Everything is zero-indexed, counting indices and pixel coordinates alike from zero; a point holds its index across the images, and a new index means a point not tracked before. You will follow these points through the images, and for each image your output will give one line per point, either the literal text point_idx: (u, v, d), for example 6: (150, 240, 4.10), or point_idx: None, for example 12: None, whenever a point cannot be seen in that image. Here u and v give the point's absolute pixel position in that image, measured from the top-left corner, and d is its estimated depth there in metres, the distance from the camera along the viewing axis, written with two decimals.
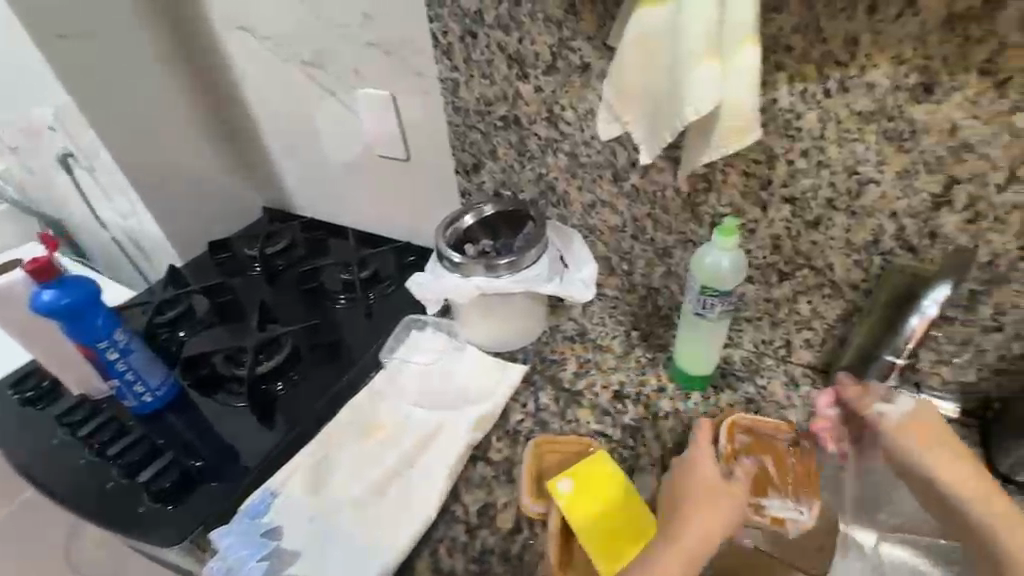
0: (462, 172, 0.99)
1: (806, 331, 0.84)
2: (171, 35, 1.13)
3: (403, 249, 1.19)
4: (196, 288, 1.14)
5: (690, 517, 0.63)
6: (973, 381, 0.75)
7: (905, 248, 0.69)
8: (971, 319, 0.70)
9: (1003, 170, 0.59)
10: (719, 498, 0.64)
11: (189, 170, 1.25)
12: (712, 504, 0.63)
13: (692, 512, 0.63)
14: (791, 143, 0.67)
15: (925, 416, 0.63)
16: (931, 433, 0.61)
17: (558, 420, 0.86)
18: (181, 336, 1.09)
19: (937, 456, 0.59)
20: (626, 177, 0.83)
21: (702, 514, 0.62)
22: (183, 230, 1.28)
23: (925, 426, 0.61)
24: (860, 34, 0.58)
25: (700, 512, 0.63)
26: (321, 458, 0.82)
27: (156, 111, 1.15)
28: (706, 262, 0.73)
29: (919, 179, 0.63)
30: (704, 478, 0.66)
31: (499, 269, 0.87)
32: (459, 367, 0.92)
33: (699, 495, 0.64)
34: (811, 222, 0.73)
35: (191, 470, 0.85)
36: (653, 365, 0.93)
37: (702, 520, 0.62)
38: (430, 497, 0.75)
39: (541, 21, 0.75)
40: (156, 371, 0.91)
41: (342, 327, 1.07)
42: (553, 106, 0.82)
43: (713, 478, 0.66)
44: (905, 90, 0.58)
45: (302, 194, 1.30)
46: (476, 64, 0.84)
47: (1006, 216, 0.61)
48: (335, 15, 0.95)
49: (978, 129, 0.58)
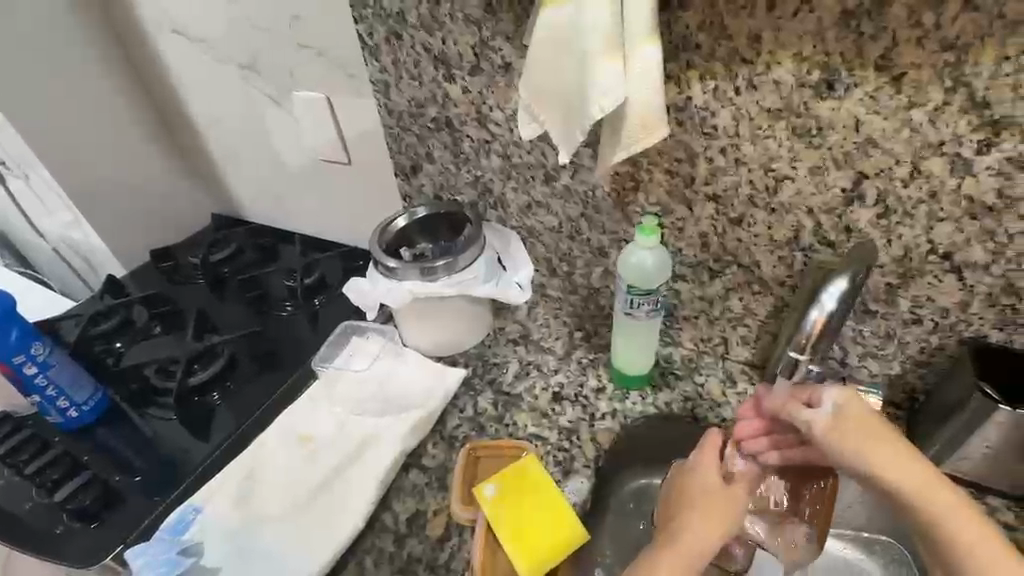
0: (400, 175, 0.97)
1: (742, 329, 0.82)
2: (105, 36, 1.11)
3: (349, 254, 1.15)
4: (135, 299, 1.11)
5: (696, 525, 0.59)
6: (900, 374, 0.74)
7: (824, 243, 0.69)
8: (892, 314, 0.70)
9: (906, 164, 0.59)
10: (721, 504, 0.61)
11: (130, 175, 1.21)
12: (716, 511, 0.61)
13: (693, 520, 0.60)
14: (709, 141, 0.67)
15: (858, 410, 0.55)
16: (861, 426, 0.55)
17: (495, 424, 0.85)
18: (118, 348, 1.06)
19: (872, 451, 0.53)
20: (557, 177, 0.82)
21: (705, 522, 0.59)
22: (124, 237, 1.25)
23: (855, 420, 0.55)
24: (762, 31, 0.58)
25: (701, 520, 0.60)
26: (249, 473, 0.82)
27: (89, 114, 1.13)
28: (630, 261, 0.75)
29: (830, 175, 0.63)
30: (706, 485, 0.63)
31: (436, 272, 0.85)
32: (398, 373, 0.90)
33: (699, 500, 0.61)
34: (735, 220, 0.72)
35: (113, 488, 0.85)
36: (593, 367, 0.91)
37: (703, 527, 0.59)
38: (355, 512, 0.74)
39: (461, 20, 0.74)
40: (80, 386, 0.91)
41: (283, 335, 1.04)
42: (481, 107, 0.81)
43: (714, 483, 0.63)
44: (810, 87, 0.59)
45: (248, 199, 1.27)
46: (404, 65, 0.83)
47: (913, 210, 0.62)
48: (264, 16, 0.93)
49: (879, 124, 0.58)
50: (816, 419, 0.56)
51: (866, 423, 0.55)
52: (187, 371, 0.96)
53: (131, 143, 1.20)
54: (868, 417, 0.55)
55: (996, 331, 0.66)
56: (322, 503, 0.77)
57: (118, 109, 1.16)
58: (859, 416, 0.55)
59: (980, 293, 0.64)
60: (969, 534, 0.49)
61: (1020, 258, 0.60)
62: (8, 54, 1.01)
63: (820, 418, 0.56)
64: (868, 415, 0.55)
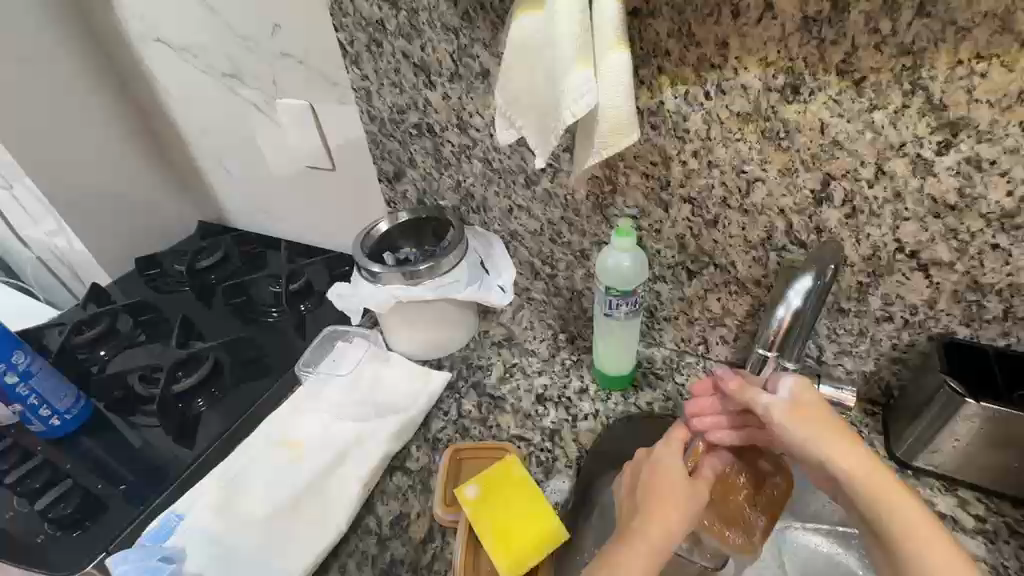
0: (384, 181, 0.98)
1: (721, 328, 0.83)
2: (89, 43, 1.11)
3: (335, 259, 1.16)
4: (120, 306, 1.12)
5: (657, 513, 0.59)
6: (874, 371, 0.76)
7: (796, 243, 0.70)
8: (863, 311, 0.71)
9: (871, 165, 0.61)
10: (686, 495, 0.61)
11: (114, 183, 1.21)
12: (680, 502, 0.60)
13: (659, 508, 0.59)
14: (682, 145, 0.69)
15: (809, 400, 0.58)
16: (815, 414, 0.57)
17: (478, 426, 0.85)
18: (101, 356, 1.06)
19: (826, 437, 0.56)
20: (537, 181, 0.83)
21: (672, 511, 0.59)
22: (109, 245, 1.24)
23: (809, 407, 0.57)
24: (728, 38, 0.60)
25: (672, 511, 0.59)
26: (232, 478, 0.82)
27: (74, 120, 1.12)
28: (608, 264, 0.77)
29: (799, 176, 0.65)
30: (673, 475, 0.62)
31: (420, 275, 0.85)
32: (382, 377, 0.91)
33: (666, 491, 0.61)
34: (710, 221, 0.74)
35: (97, 495, 0.85)
36: (576, 369, 0.92)
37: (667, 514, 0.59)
38: (339, 513, 0.75)
39: (439, 28, 0.75)
40: (62, 394, 0.91)
41: (269, 341, 1.04)
42: (461, 113, 0.82)
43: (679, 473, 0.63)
44: (776, 91, 0.61)
45: (234, 206, 1.27)
46: (385, 72, 0.84)
47: (879, 210, 0.63)
48: (246, 25, 0.94)
49: (843, 127, 0.60)
50: (775, 403, 0.58)
51: (819, 412, 0.57)
52: (172, 377, 0.96)
53: (116, 150, 1.20)
54: (820, 405, 0.58)
55: (964, 327, 0.67)
56: (307, 508, 0.76)
57: (103, 117, 1.16)
58: (813, 403, 0.58)
59: (946, 291, 0.65)
60: (918, 526, 0.51)
61: (983, 255, 0.62)
62: None
63: (776, 403, 0.58)
64: (820, 404, 0.58)
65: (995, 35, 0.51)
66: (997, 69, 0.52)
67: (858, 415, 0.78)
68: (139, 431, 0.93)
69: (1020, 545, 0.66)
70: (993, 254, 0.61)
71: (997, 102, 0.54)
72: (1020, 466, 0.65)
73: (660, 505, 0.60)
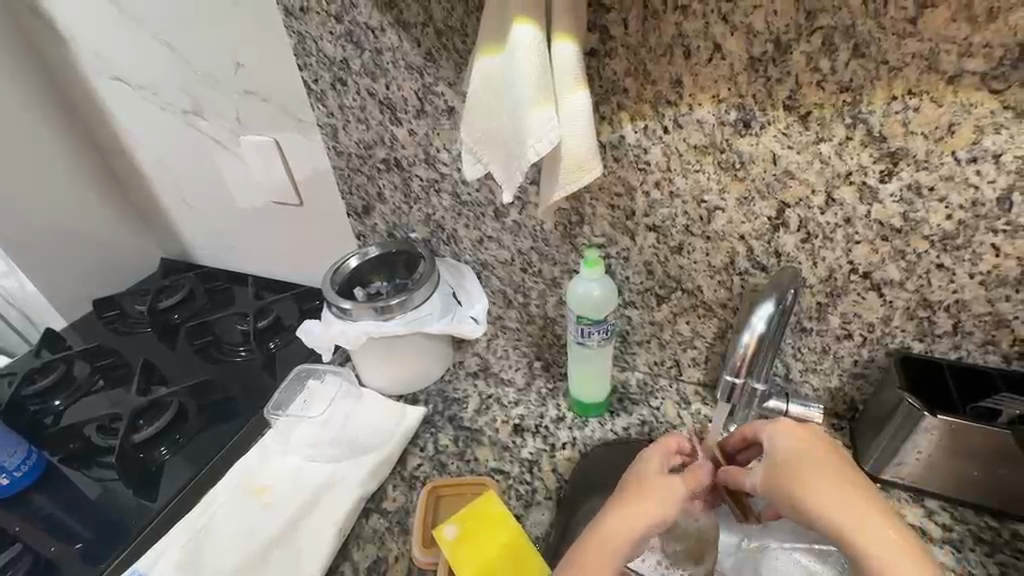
0: (354, 215, 0.98)
1: (691, 350, 0.85)
2: (43, 79, 1.09)
3: (305, 293, 1.14)
4: (76, 352, 1.07)
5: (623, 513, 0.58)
6: (839, 387, 0.78)
7: (757, 267, 0.72)
8: (825, 329, 0.74)
9: (821, 193, 0.64)
10: (660, 494, 0.59)
11: (69, 220, 1.17)
12: (652, 501, 0.58)
13: (627, 509, 0.58)
14: (645, 176, 0.71)
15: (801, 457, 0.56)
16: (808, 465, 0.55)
17: (456, 461, 0.84)
18: (56, 405, 1.01)
19: (820, 492, 0.53)
20: (506, 213, 0.84)
21: (642, 511, 0.58)
22: (64, 287, 1.19)
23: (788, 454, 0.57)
24: (682, 76, 0.63)
25: (643, 511, 0.58)
26: (198, 531, 0.78)
27: (27, 157, 1.10)
28: (577, 293, 0.78)
29: (756, 204, 0.68)
30: (653, 480, 0.61)
31: (391, 310, 0.84)
32: (356, 415, 0.89)
33: (634, 488, 0.60)
34: (675, 248, 0.76)
35: (49, 558, 0.80)
36: (553, 398, 0.92)
37: (629, 513, 0.58)
38: (314, 562, 0.72)
39: (403, 68, 0.76)
40: (10, 451, 0.87)
41: (236, 382, 1.01)
42: (428, 148, 0.83)
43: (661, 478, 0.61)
44: (729, 125, 0.64)
45: (199, 242, 1.24)
46: (350, 109, 0.85)
47: (832, 234, 0.66)
48: (208, 63, 0.94)
49: (794, 158, 0.63)
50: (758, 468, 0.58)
51: (812, 466, 0.55)
52: (131, 427, 0.92)
53: (71, 188, 1.17)
54: (813, 457, 0.56)
55: (918, 343, 0.70)
56: (273, 561, 0.73)
57: (55, 153, 1.13)
58: (798, 454, 0.56)
59: (899, 308, 0.68)
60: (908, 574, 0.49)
61: (930, 274, 0.65)
62: None
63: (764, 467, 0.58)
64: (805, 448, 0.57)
65: (924, 73, 0.55)
66: (928, 103, 0.56)
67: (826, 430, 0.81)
68: (98, 482, 0.89)
69: (984, 552, 0.68)
70: (939, 273, 0.64)
71: (931, 134, 0.57)
72: (979, 475, 0.68)
73: (628, 507, 0.59)
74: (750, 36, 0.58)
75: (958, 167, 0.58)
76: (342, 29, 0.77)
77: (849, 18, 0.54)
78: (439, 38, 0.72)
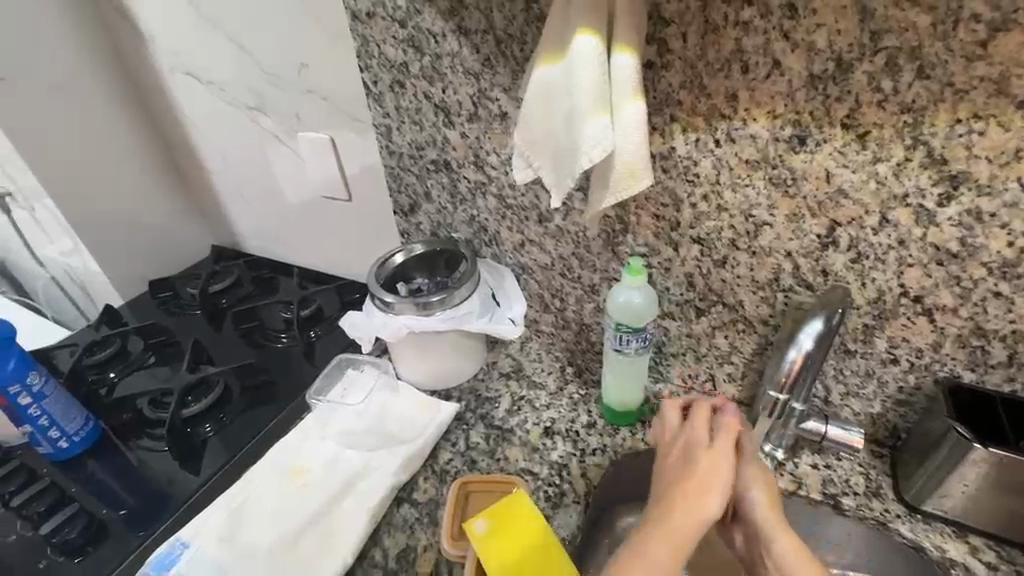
0: (399, 213, 1.02)
1: (728, 365, 0.84)
2: (121, 76, 1.18)
3: (346, 286, 1.18)
4: (132, 328, 1.13)
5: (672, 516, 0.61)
6: (881, 413, 0.76)
7: (803, 285, 0.72)
8: (870, 353, 0.72)
9: (875, 214, 0.64)
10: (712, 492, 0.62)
11: (133, 205, 1.25)
12: (720, 487, 0.62)
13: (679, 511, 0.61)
14: (692, 188, 0.72)
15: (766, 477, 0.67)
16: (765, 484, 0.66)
17: (486, 458, 0.85)
18: (110, 377, 1.07)
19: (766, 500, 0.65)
20: (550, 219, 0.86)
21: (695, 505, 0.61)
22: (123, 269, 1.27)
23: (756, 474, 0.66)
24: (738, 91, 0.63)
25: (713, 496, 0.62)
26: (239, 503, 0.81)
27: (104, 146, 1.18)
28: (618, 301, 0.78)
29: (806, 221, 0.67)
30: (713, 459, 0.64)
31: (432, 306, 0.87)
32: (393, 405, 0.92)
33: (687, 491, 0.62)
34: (719, 261, 0.76)
35: (100, 521, 0.84)
36: (584, 403, 0.93)
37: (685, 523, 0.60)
38: (348, 543, 0.74)
39: (460, 73, 0.79)
40: (72, 417, 0.91)
41: (277, 366, 1.05)
42: (479, 151, 0.85)
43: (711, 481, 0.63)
44: (783, 141, 0.64)
45: (248, 232, 1.31)
46: (406, 110, 0.88)
47: (884, 256, 0.66)
48: (273, 63, 0.99)
49: (849, 177, 0.63)
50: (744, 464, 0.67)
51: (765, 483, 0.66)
52: (181, 402, 0.96)
53: (136, 174, 1.24)
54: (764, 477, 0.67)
55: (969, 372, 0.68)
56: (314, 537, 0.76)
57: (123, 141, 1.21)
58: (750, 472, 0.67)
59: (951, 335, 0.67)
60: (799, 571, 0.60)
61: (986, 302, 0.63)
62: (39, 89, 1.06)
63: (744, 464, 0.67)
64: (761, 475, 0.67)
65: (991, 97, 0.54)
66: (994, 128, 0.55)
67: (866, 456, 0.79)
68: (145, 452, 0.93)
69: None
70: (996, 301, 0.63)
71: (994, 159, 0.56)
72: None
73: (688, 500, 0.62)
74: (811, 53, 0.58)
75: (1022, 194, 0.57)
76: (405, 34, 0.80)
77: (916, 40, 0.54)
78: (498, 45, 0.74)
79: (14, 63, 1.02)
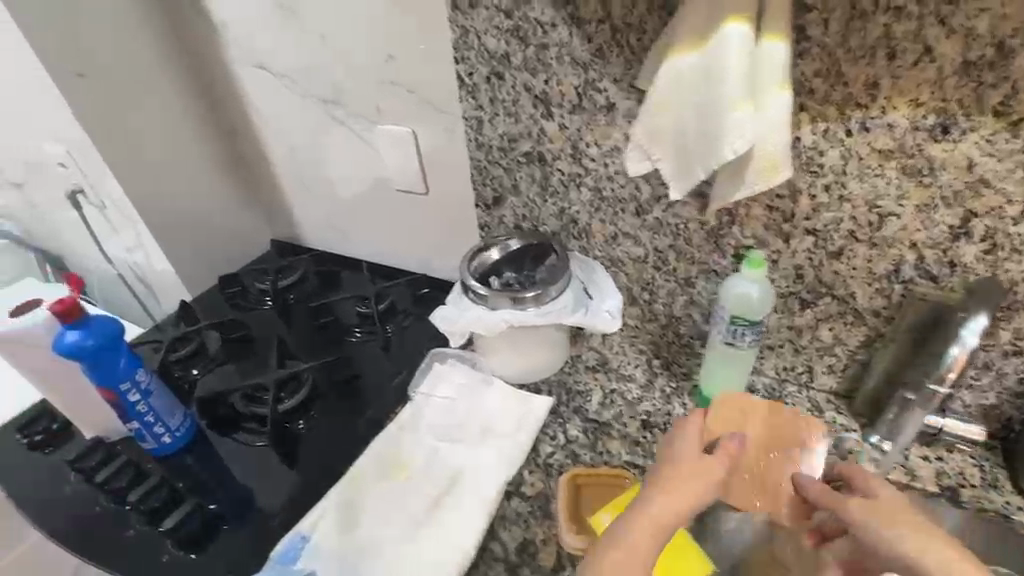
0: (482, 206, 1.01)
1: (829, 357, 0.83)
2: (190, 72, 1.17)
3: (417, 281, 1.19)
4: (208, 324, 1.13)
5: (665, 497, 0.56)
6: (994, 404, 0.76)
7: (926, 276, 0.71)
8: (992, 345, 0.72)
9: (1017, 204, 0.63)
10: (696, 476, 0.58)
11: (199, 202, 1.24)
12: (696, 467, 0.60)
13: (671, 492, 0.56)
14: (814, 179, 0.70)
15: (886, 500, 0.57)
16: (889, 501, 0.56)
17: (588, 451, 0.86)
18: (193, 374, 1.07)
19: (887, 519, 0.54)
20: (649, 211, 0.85)
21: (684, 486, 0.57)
22: (189, 265, 1.26)
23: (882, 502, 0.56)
24: (880, 79, 0.62)
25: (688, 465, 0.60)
26: (350, 499, 0.82)
27: (175, 144, 1.17)
28: (735, 292, 0.77)
29: (938, 212, 0.66)
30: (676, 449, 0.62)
31: (525, 300, 0.87)
32: (484, 400, 0.92)
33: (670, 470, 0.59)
34: (834, 253, 0.74)
35: (212, 516, 0.85)
36: (677, 396, 0.92)
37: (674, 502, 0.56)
38: (471, 535, 0.75)
39: (567, 64, 0.78)
40: (175, 413, 0.92)
41: (360, 361, 1.05)
42: (578, 143, 0.84)
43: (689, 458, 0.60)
44: (924, 130, 0.63)
45: (311, 227, 1.31)
46: (502, 102, 0.87)
47: (1021, 246, 0.65)
48: (358, 55, 0.98)
49: (993, 166, 0.62)
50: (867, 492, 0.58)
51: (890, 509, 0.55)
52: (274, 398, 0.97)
53: (202, 173, 1.23)
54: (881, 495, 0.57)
55: None
56: (433, 531, 0.76)
57: (192, 138, 1.20)
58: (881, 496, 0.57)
59: None
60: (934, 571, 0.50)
61: None
62: (117, 87, 1.05)
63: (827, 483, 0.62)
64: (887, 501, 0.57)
65: None
66: None
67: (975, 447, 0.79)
68: (243, 448, 0.94)
69: None
70: None
71: None
72: None
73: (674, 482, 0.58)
74: (968, 39, 0.57)
75: None
76: (510, 24, 0.79)
77: None
78: (614, 35, 0.73)
79: (96, 61, 1.01)
